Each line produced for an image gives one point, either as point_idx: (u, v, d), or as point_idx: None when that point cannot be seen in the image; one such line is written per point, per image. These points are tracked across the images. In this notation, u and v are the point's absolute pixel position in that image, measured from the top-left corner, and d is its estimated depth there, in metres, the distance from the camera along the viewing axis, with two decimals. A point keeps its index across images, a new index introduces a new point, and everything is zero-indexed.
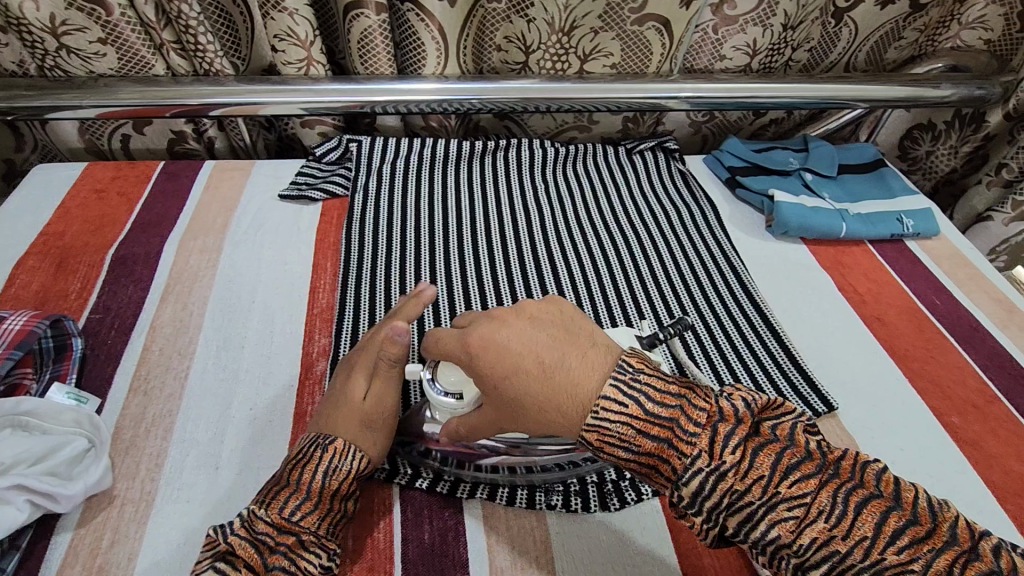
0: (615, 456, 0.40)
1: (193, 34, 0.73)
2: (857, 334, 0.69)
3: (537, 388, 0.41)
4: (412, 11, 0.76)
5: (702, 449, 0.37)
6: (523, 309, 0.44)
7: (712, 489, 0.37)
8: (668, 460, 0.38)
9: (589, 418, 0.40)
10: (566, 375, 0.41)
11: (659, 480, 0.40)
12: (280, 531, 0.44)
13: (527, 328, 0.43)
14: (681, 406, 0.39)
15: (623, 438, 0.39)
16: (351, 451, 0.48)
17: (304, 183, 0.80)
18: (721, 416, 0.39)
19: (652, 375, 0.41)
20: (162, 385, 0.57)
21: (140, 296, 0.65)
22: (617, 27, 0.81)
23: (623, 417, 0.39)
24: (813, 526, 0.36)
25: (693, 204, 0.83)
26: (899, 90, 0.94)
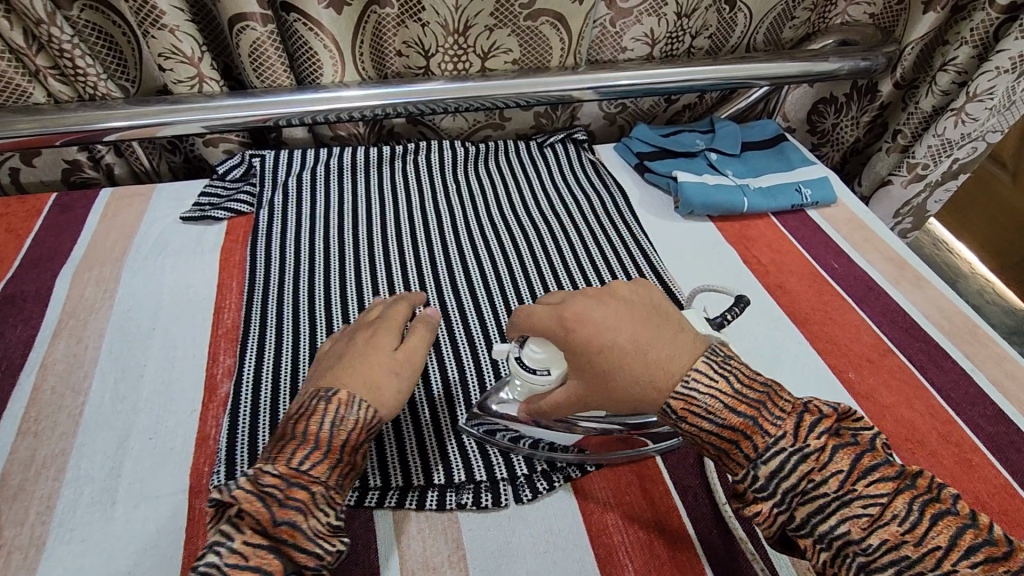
0: (697, 427, 0.42)
1: (70, 58, 0.71)
2: (761, 305, 0.72)
3: (629, 359, 0.44)
4: (299, 21, 0.75)
5: (786, 431, 0.40)
6: (621, 293, 0.47)
7: (794, 472, 0.39)
8: (751, 438, 0.40)
9: (679, 386, 0.43)
10: (661, 353, 0.44)
11: (734, 459, 0.41)
12: (287, 483, 0.41)
13: (622, 309, 0.46)
14: (768, 392, 0.42)
15: (710, 410, 0.42)
16: (357, 402, 0.46)
17: (207, 203, 0.78)
18: (806, 410, 0.41)
19: (744, 367, 0.44)
20: (53, 424, 0.55)
21: (30, 335, 0.62)
22: (512, 24, 0.81)
23: (712, 391, 0.42)
24: (885, 528, 0.36)
25: (604, 192, 0.85)
26: (794, 68, 0.97)
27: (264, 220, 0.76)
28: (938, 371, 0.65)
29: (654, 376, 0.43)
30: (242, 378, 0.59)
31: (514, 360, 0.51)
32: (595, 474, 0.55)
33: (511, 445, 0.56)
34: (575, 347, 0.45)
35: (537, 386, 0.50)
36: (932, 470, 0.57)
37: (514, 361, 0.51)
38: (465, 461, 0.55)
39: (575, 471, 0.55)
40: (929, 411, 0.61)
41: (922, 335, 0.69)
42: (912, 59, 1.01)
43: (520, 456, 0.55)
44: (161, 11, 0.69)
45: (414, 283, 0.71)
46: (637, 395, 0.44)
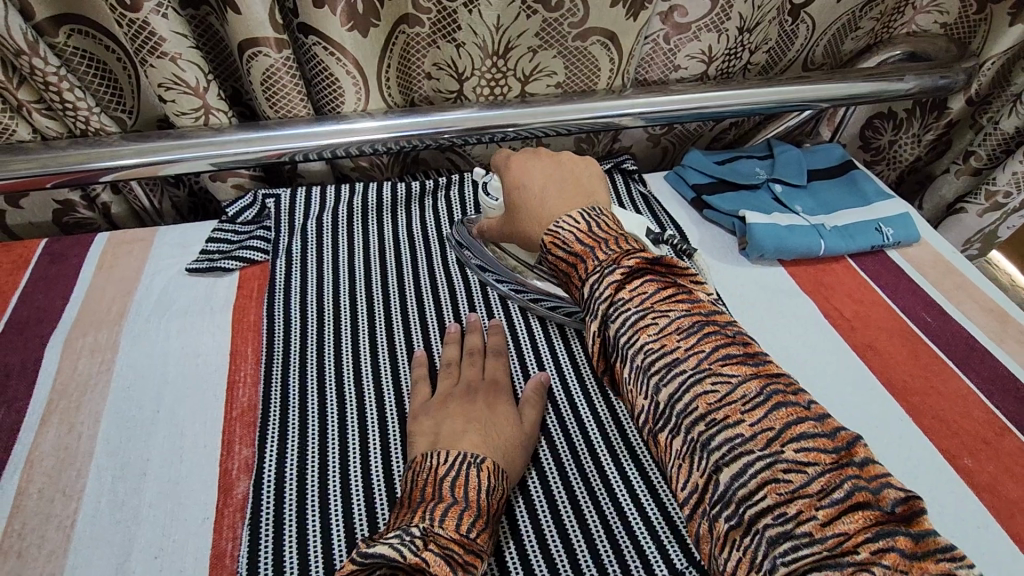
0: (556, 255, 0.54)
1: (58, 91, 0.62)
2: (853, 372, 0.62)
3: (531, 204, 0.59)
4: (318, 45, 0.66)
5: (615, 261, 0.49)
6: (559, 158, 0.62)
7: (604, 284, 0.48)
8: (586, 262, 0.51)
9: (551, 226, 0.54)
10: (547, 205, 0.58)
11: (574, 281, 0.53)
12: (464, 548, 0.40)
13: (551, 167, 0.61)
14: (618, 238, 0.52)
15: (567, 241, 0.53)
16: (502, 472, 0.47)
17: (216, 251, 0.69)
18: (638, 251, 0.50)
19: (610, 221, 0.55)
20: (40, 541, 0.46)
21: (14, 421, 0.53)
22: (558, 44, 0.72)
23: (576, 229, 0.53)
24: (737, 421, 0.40)
25: (659, 231, 0.76)
26: (863, 87, 0.88)
27: (279, 269, 0.67)
28: None
29: (539, 220, 0.58)
30: (262, 477, 0.50)
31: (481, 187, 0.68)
32: None
33: (578, 546, 0.47)
34: (507, 186, 0.61)
35: (489, 213, 0.66)
36: None
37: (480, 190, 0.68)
38: (525, 568, 0.46)
39: None
40: None
41: None
42: (990, 75, 0.92)
43: (590, 562, 0.46)
44: (161, 38, 0.60)
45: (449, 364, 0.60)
46: (528, 232, 0.59)
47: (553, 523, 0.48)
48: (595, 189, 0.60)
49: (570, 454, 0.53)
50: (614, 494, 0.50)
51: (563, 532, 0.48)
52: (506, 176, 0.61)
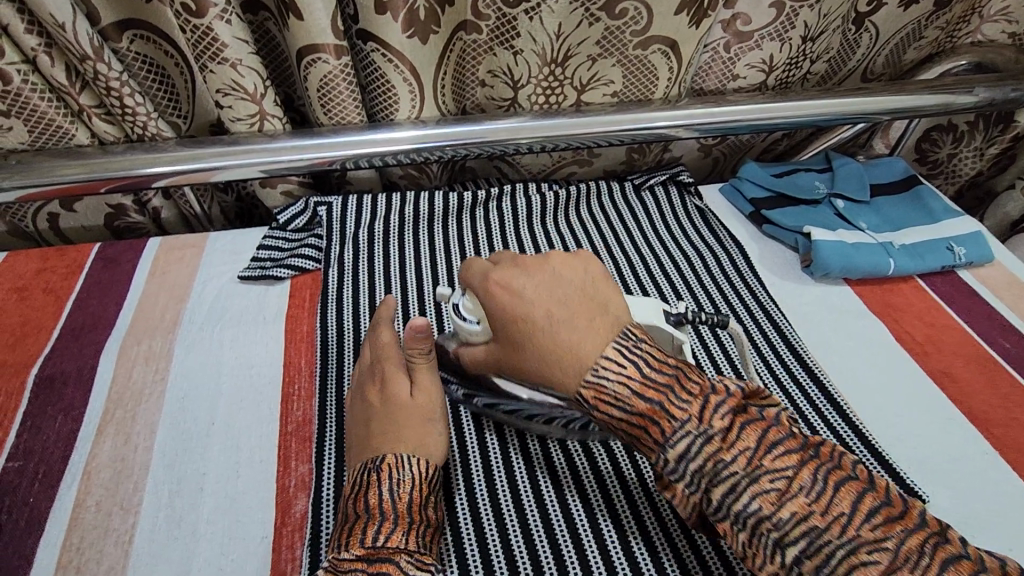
0: (608, 416, 0.40)
1: (119, 96, 0.61)
2: (930, 400, 0.59)
3: (539, 336, 0.42)
4: (376, 51, 0.64)
5: (691, 415, 0.38)
6: (551, 266, 0.46)
7: (697, 454, 0.37)
8: (657, 423, 0.38)
9: (589, 374, 0.40)
10: (567, 335, 0.41)
11: (644, 445, 0.39)
12: (370, 560, 0.40)
13: (546, 282, 0.44)
14: (676, 375, 0.39)
15: (619, 397, 0.39)
16: (406, 460, 0.46)
17: (268, 259, 0.68)
18: (714, 390, 0.39)
19: (652, 346, 0.42)
20: (99, 556, 0.46)
21: (71, 430, 0.53)
22: (618, 53, 0.70)
23: (621, 377, 0.39)
24: (794, 500, 0.35)
25: (717, 247, 0.73)
26: (930, 99, 0.84)
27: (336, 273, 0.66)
28: None
29: (563, 360, 0.41)
30: (320, 497, 0.48)
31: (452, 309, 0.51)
32: None
33: (583, 534, 0.48)
34: (498, 318, 0.44)
35: (473, 338, 0.50)
36: None
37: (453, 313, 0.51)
38: (557, 562, 0.47)
39: None
40: None
41: None
42: None
43: (595, 551, 0.47)
44: (223, 43, 0.59)
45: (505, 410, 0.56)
46: (548, 374, 0.42)
47: (559, 510, 0.50)
48: (613, 300, 0.44)
49: (603, 450, 0.54)
50: (655, 505, 0.50)
51: (597, 530, 0.48)
52: (489, 304, 0.45)
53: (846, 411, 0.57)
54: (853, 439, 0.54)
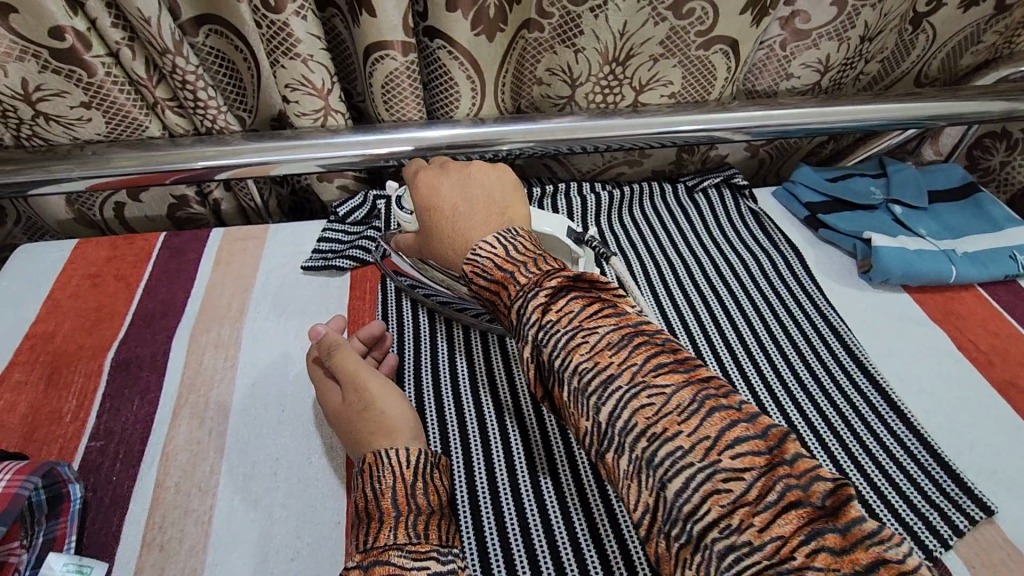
0: (473, 284, 0.46)
1: (192, 89, 0.63)
2: (996, 410, 0.58)
3: (441, 221, 0.50)
4: (443, 48, 0.66)
5: (533, 282, 0.42)
6: (471, 175, 0.52)
7: (532, 312, 0.41)
8: (506, 288, 0.43)
9: (469, 254, 0.46)
10: (467, 224, 0.49)
11: (500, 310, 0.44)
12: (361, 564, 0.40)
13: (461, 186, 0.51)
14: (535, 257, 0.44)
15: (484, 270, 0.45)
16: (382, 456, 0.46)
17: (328, 250, 0.69)
18: (562, 270, 0.43)
19: (530, 242, 0.46)
20: (180, 536, 0.47)
21: (147, 413, 0.54)
22: (679, 53, 0.70)
23: (490, 257, 0.45)
24: (778, 496, 0.32)
25: (772, 250, 0.73)
26: (989, 105, 0.83)
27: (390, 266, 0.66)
28: None
29: (455, 243, 0.49)
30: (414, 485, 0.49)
31: (394, 201, 0.60)
32: None
33: (606, 538, 0.48)
34: (417, 210, 0.53)
35: (405, 225, 0.58)
36: None
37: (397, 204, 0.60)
38: (627, 561, 0.46)
39: None
40: None
41: None
42: None
43: (618, 555, 0.47)
44: (297, 39, 0.61)
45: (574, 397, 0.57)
46: (442, 254, 0.51)
47: (584, 517, 0.49)
48: (516, 209, 0.51)
49: None
50: None
51: None
52: (415, 201, 0.53)
53: (911, 419, 0.56)
54: (915, 444, 0.54)
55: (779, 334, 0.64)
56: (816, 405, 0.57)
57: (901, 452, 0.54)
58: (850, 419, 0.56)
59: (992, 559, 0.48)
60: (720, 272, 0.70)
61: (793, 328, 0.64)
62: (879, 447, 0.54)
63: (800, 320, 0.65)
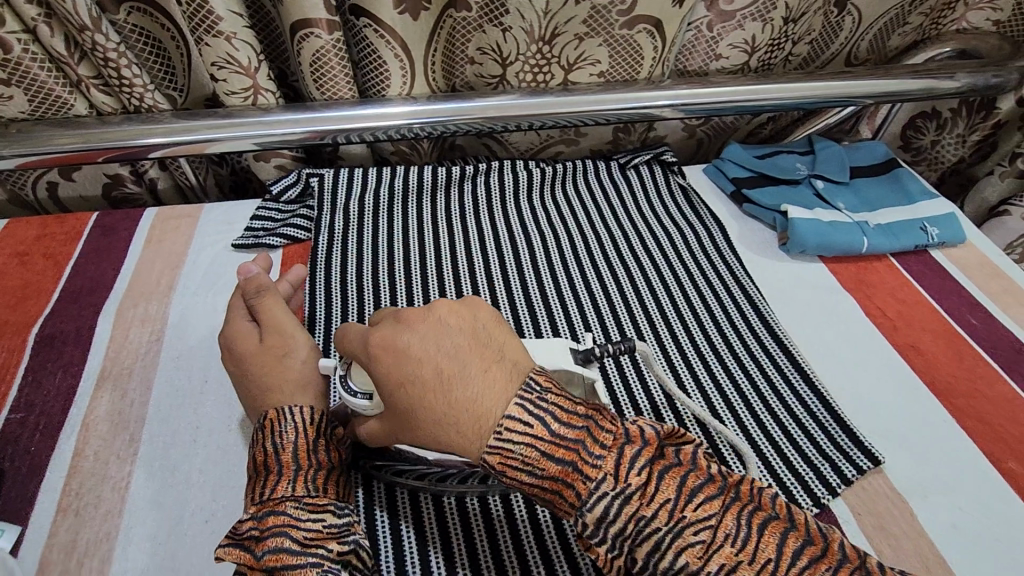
0: (518, 481, 0.37)
1: (115, 67, 0.63)
2: (895, 370, 0.62)
3: (435, 399, 0.38)
4: (369, 27, 0.67)
5: (607, 472, 0.35)
6: (438, 314, 0.41)
7: (616, 513, 0.35)
8: (572, 485, 0.36)
9: (491, 438, 0.36)
10: (467, 390, 0.37)
11: (560, 508, 0.37)
12: (257, 518, 0.41)
13: (440, 337, 0.39)
14: (587, 427, 0.37)
15: (526, 460, 0.36)
16: (286, 413, 0.47)
17: (261, 228, 0.70)
18: (628, 439, 0.37)
19: (560, 395, 0.38)
20: (96, 500, 0.48)
21: (70, 385, 0.55)
22: (605, 32, 0.72)
23: (526, 438, 0.36)
24: (721, 551, 0.34)
25: (698, 225, 0.75)
26: (910, 84, 0.86)
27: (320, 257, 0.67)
28: None
29: (462, 420, 0.37)
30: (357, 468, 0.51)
31: (339, 383, 0.45)
32: None
33: (527, 546, 0.48)
34: (382, 377, 0.40)
35: (364, 412, 0.45)
36: None
37: (340, 384, 0.46)
38: (532, 518, 0.49)
39: None
40: None
41: None
42: None
43: (536, 559, 0.47)
44: (218, 17, 0.61)
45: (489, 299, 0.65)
46: (437, 436, 0.38)
47: (503, 514, 0.49)
48: (510, 345, 0.41)
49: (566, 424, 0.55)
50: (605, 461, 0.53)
51: None
52: (374, 366, 0.40)
53: (814, 378, 0.59)
54: (815, 402, 0.57)
55: (697, 303, 0.66)
56: (725, 369, 0.60)
57: (802, 410, 0.57)
58: (756, 380, 0.59)
59: (876, 507, 0.51)
60: (646, 245, 0.73)
61: (711, 297, 0.67)
62: (781, 404, 0.57)
63: (719, 290, 0.68)
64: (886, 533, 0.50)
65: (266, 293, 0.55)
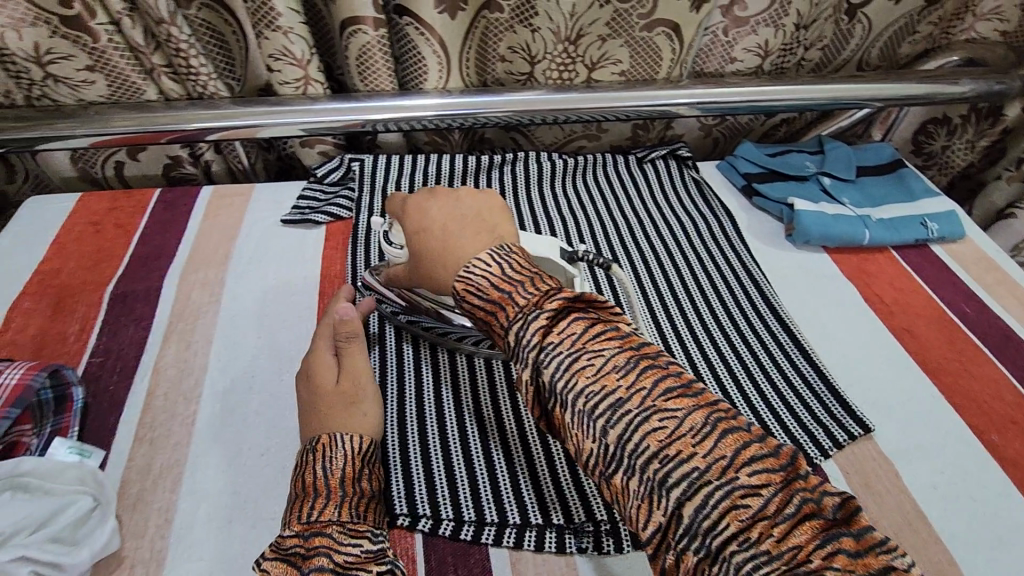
0: (471, 306, 0.46)
1: (185, 57, 0.70)
2: (889, 351, 0.66)
3: (435, 246, 0.51)
4: (411, 24, 0.73)
5: (533, 303, 0.42)
6: (456, 195, 0.54)
7: (528, 331, 0.41)
8: (507, 311, 0.43)
9: (461, 270, 0.47)
10: (459, 242, 0.49)
11: (495, 331, 0.44)
12: (303, 537, 0.44)
13: (449, 205, 0.53)
14: (530, 277, 0.44)
15: (480, 288, 0.45)
16: (338, 438, 0.49)
17: (307, 207, 0.77)
18: (560, 290, 0.43)
19: (522, 257, 0.47)
20: (168, 433, 0.55)
21: (141, 337, 0.62)
22: (626, 34, 0.78)
23: (486, 278, 0.45)
24: (680, 440, 0.36)
25: (709, 215, 0.80)
26: (917, 89, 0.90)
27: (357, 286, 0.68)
28: None
29: (447, 261, 0.49)
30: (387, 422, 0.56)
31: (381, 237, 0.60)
32: None
33: (548, 492, 0.52)
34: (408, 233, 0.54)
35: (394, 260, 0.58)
36: None
37: (382, 237, 0.60)
38: (551, 467, 0.54)
39: None
40: None
41: None
42: None
43: (557, 504, 0.51)
44: (278, 13, 0.68)
45: None
46: (436, 279, 0.51)
47: (526, 464, 0.54)
48: (504, 225, 0.52)
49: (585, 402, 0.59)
50: None
51: None
52: (405, 224, 0.54)
53: (812, 355, 0.64)
54: (812, 376, 0.62)
55: (705, 285, 0.72)
56: (729, 344, 0.65)
57: (800, 383, 0.62)
58: (758, 354, 0.64)
59: (864, 468, 0.56)
60: (660, 232, 0.78)
61: (719, 280, 0.72)
62: (780, 376, 0.62)
63: (727, 274, 0.73)
64: (872, 492, 0.55)
65: (357, 340, 0.57)
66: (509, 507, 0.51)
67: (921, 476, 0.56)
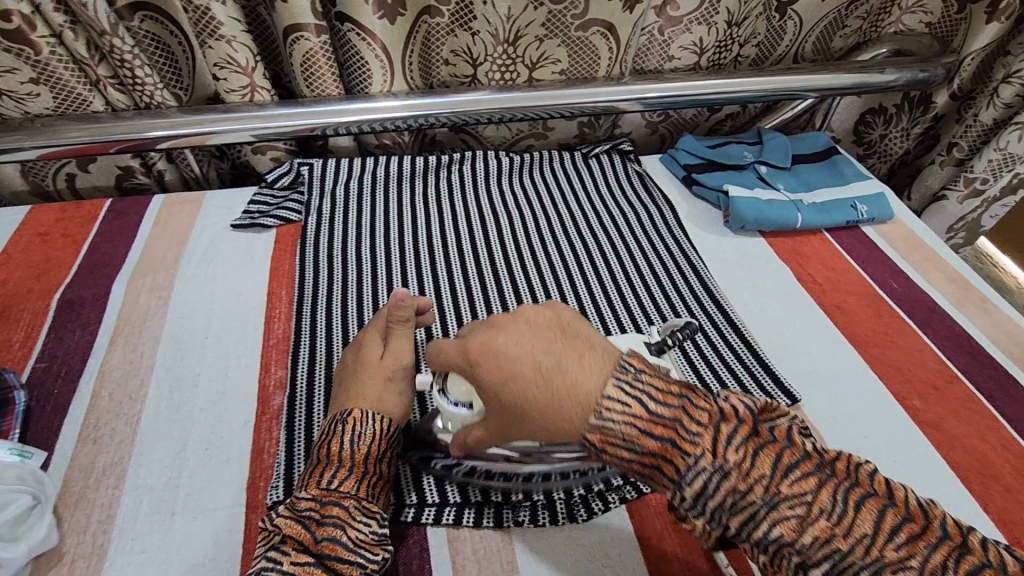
0: (618, 457, 0.39)
1: (130, 68, 0.72)
2: (819, 327, 0.69)
3: (534, 386, 0.40)
4: (352, 31, 0.76)
5: (704, 449, 0.37)
6: (525, 316, 0.43)
7: (716, 489, 0.36)
8: (671, 460, 0.37)
9: (594, 417, 0.38)
10: (564, 376, 0.39)
11: (659, 480, 0.39)
12: (321, 503, 0.46)
13: (524, 331, 0.42)
14: (682, 406, 0.38)
15: (627, 437, 0.38)
16: (370, 416, 0.51)
17: (256, 211, 0.78)
18: (720, 417, 0.38)
19: (654, 375, 0.40)
20: (112, 432, 0.56)
21: (87, 342, 0.63)
22: (561, 34, 0.81)
23: (625, 417, 0.38)
24: (816, 525, 0.35)
25: (650, 205, 0.83)
26: (846, 78, 0.94)
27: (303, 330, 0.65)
28: (1006, 398, 0.63)
29: (559, 398, 0.39)
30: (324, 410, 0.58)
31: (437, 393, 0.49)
32: (633, 505, 0.53)
33: None
34: (481, 382, 0.42)
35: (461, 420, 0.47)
36: (1001, 505, 0.55)
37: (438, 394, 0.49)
38: None
39: (631, 492, 0.53)
40: (1002, 443, 0.59)
41: (989, 361, 0.66)
42: (970, 70, 0.98)
43: None
44: (218, 22, 0.70)
45: (457, 267, 0.73)
46: (546, 424, 0.40)
47: None
48: (590, 332, 0.43)
49: None
50: None
51: None
52: (477, 373, 0.42)
53: (745, 333, 0.67)
54: (743, 352, 0.65)
55: (646, 271, 0.74)
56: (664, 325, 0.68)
57: (733, 359, 0.64)
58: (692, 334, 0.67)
59: None
60: (604, 223, 0.81)
61: (659, 266, 0.75)
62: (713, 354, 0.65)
63: (666, 259, 0.76)
64: None
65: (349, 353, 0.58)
66: (449, 488, 0.53)
67: (846, 441, 0.59)
